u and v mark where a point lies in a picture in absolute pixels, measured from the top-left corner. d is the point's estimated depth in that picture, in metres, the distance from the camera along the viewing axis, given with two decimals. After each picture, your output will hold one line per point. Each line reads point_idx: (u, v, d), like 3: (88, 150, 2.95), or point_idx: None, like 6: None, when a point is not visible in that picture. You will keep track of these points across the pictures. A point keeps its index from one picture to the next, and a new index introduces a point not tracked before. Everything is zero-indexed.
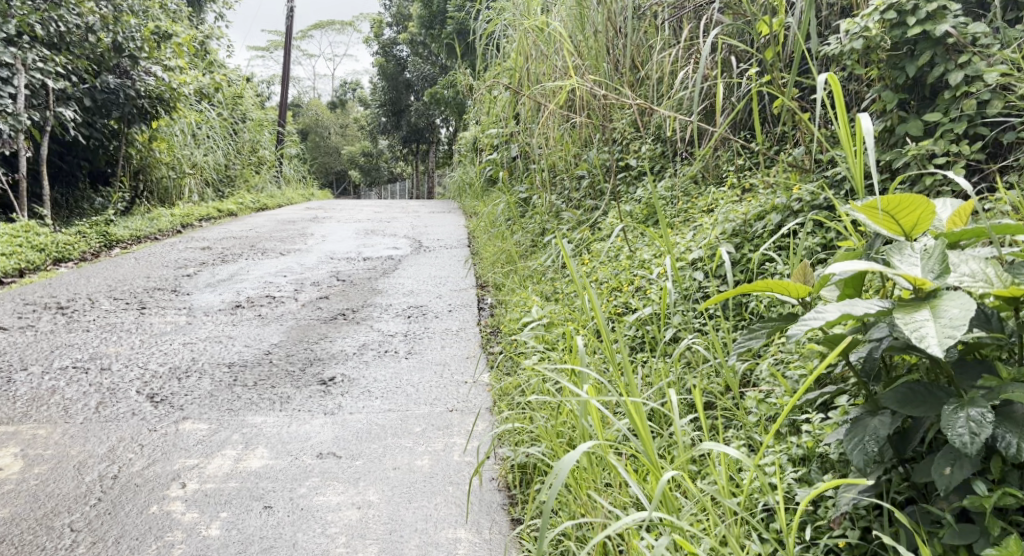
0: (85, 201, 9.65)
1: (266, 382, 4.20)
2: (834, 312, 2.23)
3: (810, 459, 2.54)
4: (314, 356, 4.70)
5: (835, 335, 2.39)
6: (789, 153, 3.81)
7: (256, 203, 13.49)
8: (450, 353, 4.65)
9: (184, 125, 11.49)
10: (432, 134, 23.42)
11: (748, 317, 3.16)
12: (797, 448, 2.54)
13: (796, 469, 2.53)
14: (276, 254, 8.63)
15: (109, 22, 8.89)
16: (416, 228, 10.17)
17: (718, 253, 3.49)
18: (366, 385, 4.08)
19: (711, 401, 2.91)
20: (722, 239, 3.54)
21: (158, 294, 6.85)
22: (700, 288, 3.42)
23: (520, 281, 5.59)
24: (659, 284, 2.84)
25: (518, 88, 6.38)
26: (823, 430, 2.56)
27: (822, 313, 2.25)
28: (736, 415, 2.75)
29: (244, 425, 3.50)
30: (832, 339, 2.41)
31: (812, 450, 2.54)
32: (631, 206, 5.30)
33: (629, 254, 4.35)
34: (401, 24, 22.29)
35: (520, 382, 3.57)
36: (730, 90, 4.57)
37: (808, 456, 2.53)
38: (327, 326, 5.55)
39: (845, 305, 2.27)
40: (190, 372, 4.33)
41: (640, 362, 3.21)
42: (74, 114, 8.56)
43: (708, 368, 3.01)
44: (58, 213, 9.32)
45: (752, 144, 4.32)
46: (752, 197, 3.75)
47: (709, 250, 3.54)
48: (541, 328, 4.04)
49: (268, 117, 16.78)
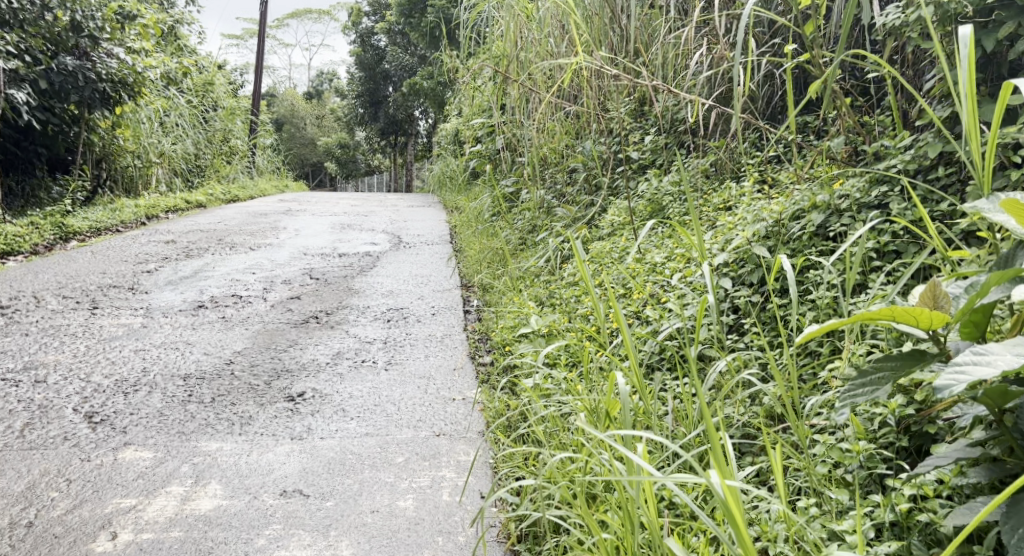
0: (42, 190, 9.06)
1: (225, 399, 3.69)
2: (1008, 361, 1.88)
3: (905, 527, 2.16)
4: (281, 367, 4.19)
5: (994, 388, 2.02)
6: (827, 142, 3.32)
7: (227, 193, 12.90)
8: (434, 364, 4.17)
9: (151, 112, 10.90)
10: (411, 126, 22.84)
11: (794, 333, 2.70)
12: (889, 513, 2.16)
13: (888, 541, 2.14)
14: (245, 248, 8.09)
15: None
16: (395, 223, 9.67)
17: (751, 256, 3.01)
18: (340, 404, 3.59)
19: (759, 436, 2.48)
20: (753, 242, 3.05)
21: (113, 293, 6.31)
22: (731, 295, 2.94)
23: (509, 282, 5.10)
24: (707, 301, 2.35)
25: (508, 72, 5.89)
26: (919, 493, 2.18)
27: (991, 361, 1.89)
28: (802, 466, 2.34)
29: (196, 454, 2.99)
30: (993, 393, 2.03)
31: (907, 516, 2.15)
32: (635, 204, 4.84)
33: (637, 254, 3.87)
34: (379, 13, 21.74)
35: (521, 407, 3.09)
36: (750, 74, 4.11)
37: (903, 525, 2.15)
38: (297, 330, 5.04)
39: (1019, 348, 1.91)
40: (137, 387, 3.82)
41: (663, 388, 2.75)
42: (28, 97, 7.97)
43: (748, 399, 2.57)
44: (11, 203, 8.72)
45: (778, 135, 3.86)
46: (783, 193, 3.28)
47: (740, 253, 3.06)
48: (541, 341, 3.56)
49: (241, 106, 16.16)
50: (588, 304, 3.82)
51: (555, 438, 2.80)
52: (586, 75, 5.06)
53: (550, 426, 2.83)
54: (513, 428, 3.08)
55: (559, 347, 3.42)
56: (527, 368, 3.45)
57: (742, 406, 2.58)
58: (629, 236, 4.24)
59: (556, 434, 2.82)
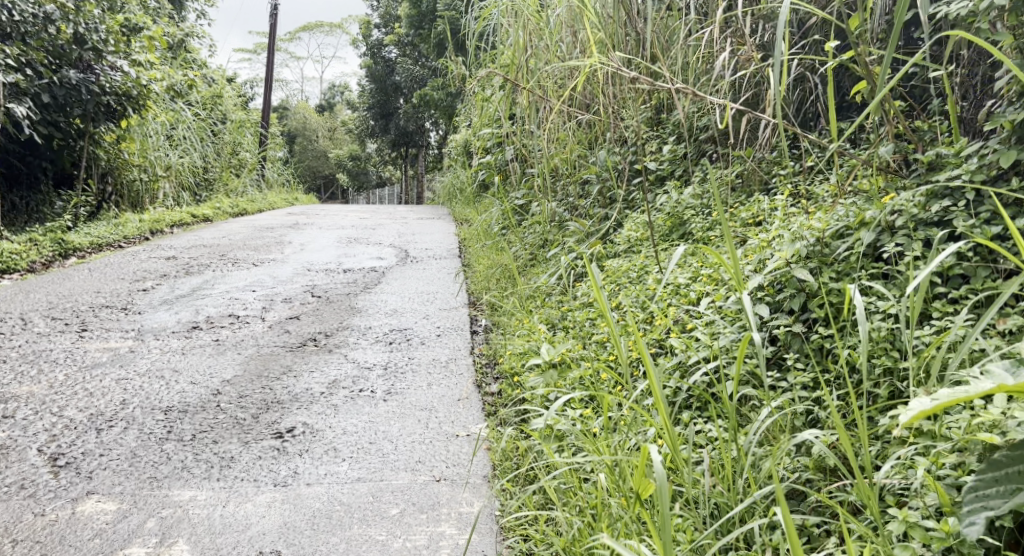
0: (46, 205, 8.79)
1: (206, 436, 3.37)
2: None
3: None
4: (271, 398, 3.86)
5: None
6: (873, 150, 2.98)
7: (234, 207, 12.61)
8: (437, 394, 3.81)
9: (157, 125, 10.62)
10: (421, 138, 22.55)
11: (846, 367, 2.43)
12: None
13: None
14: (248, 264, 7.78)
15: (70, 11, 7.98)
16: (403, 236, 9.36)
17: (790, 279, 2.70)
18: (331, 442, 3.25)
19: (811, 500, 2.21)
20: (794, 263, 2.73)
21: (105, 314, 6.01)
22: (770, 324, 2.62)
23: (518, 302, 4.75)
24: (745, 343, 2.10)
25: (517, 80, 5.53)
26: None
27: None
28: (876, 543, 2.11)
29: (165, 506, 2.71)
30: None
31: None
32: (655, 218, 4.50)
33: (658, 275, 3.54)
34: (389, 25, 21.48)
35: (532, 457, 2.78)
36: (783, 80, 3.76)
37: None
38: (292, 356, 4.70)
39: None
40: (114, 423, 3.52)
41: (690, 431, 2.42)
42: (29, 111, 7.67)
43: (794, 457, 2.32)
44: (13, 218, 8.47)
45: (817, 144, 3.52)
46: (823, 208, 2.95)
47: (778, 276, 2.74)
48: (551, 372, 3.21)
49: (250, 118, 15.89)
50: (604, 329, 3.49)
51: (570, 496, 2.50)
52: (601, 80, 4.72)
53: (565, 482, 2.52)
54: (524, 481, 2.74)
55: (572, 380, 3.08)
56: (536, 403, 3.10)
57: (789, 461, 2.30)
58: (646, 257, 3.90)
59: (570, 490, 2.52)
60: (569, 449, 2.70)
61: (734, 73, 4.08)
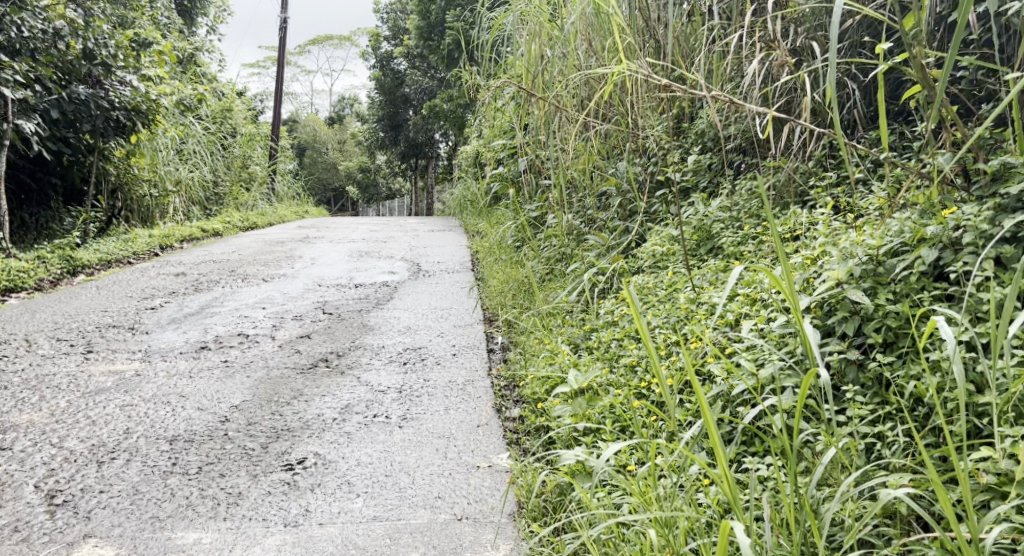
0: (56, 221, 8.67)
1: (213, 469, 3.19)
2: None
3: None
4: (281, 426, 3.67)
5: None
6: (930, 160, 2.86)
7: (245, 221, 12.45)
8: (455, 419, 3.62)
9: (167, 140, 10.47)
10: (431, 149, 22.38)
11: (916, 396, 2.51)
12: None
13: None
14: (258, 280, 7.62)
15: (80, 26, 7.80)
16: (415, 249, 9.19)
17: (844, 302, 2.78)
18: (345, 474, 3.09)
19: (879, 551, 2.24)
20: (846, 285, 2.81)
21: (112, 334, 5.84)
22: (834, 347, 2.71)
23: (536, 319, 4.50)
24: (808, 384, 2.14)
25: (533, 89, 5.33)
26: None
27: None
28: None
29: (168, 551, 2.64)
30: None
31: None
32: (681, 232, 4.30)
33: (692, 294, 3.34)
34: (399, 37, 21.37)
35: (574, 498, 2.68)
36: (824, 89, 3.65)
37: None
38: (303, 378, 4.51)
39: None
40: (115, 454, 3.33)
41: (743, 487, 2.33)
42: (38, 127, 7.49)
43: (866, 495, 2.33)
44: (23, 234, 8.32)
45: (865, 156, 3.44)
46: (870, 220, 3.04)
47: (830, 298, 2.82)
48: (579, 402, 2.99)
49: (259, 132, 15.72)
50: (634, 352, 3.29)
51: (608, 548, 2.38)
52: (627, 88, 4.54)
53: (603, 531, 2.39)
54: (561, 533, 2.65)
55: (603, 408, 2.93)
56: (563, 438, 2.90)
57: (854, 502, 2.29)
58: (673, 277, 3.73)
59: (612, 541, 2.40)
60: (611, 496, 2.55)
61: (766, 80, 3.89)
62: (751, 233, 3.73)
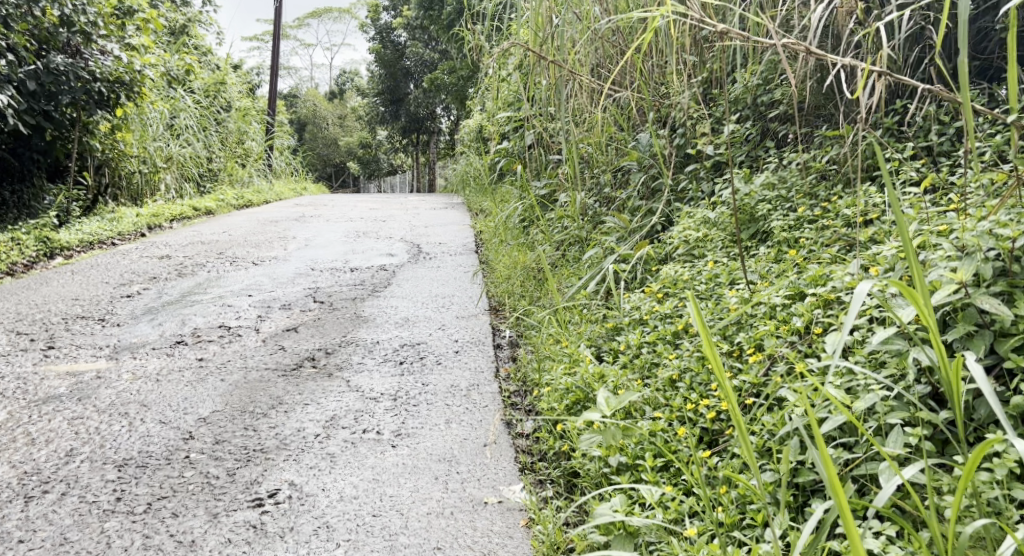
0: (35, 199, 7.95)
1: (164, 507, 2.67)
2: None
3: None
4: (253, 445, 3.06)
5: None
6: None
7: (240, 198, 11.84)
8: (457, 435, 3.04)
9: (154, 115, 9.85)
10: (432, 123, 21.67)
11: None
12: None
13: None
14: (248, 263, 7.06)
15: None
16: (415, 228, 8.62)
17: (967, 314, 2.40)
18: (323, 517, 2.60)
19: None
20: (973, 290, 2.40)
21: (79, 327, 5.26)
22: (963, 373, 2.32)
23: (549, 313, 3.88)
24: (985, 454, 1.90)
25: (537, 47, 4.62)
26: None
27: None
28: None
29: None
30: None
31: None
32: (717, 213, 3.72)
33: (745, 291, 2.94)
34: (399, 8, 20.64)
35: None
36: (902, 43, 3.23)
37: None
38: (286, 381, 3.93)
39: None
40: (49, 487, 2.79)
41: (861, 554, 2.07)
42: (11, 100, 6.76)
43: None
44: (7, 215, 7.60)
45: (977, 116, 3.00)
46: (995, 207, 2.57)
47: (951, 308, 2.43)
48: (612, 430, 2.61)
49: (254, 106, 15.02)
50: (677, 363, 2.85)
51: None
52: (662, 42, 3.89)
53: None
54: None
55: (640, 442, 2.58)
56: (593, 476, 2.58)
57: None
58: (722, 278, 3.18)
59: None
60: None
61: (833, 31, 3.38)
62: (807, 216, 3.22)
